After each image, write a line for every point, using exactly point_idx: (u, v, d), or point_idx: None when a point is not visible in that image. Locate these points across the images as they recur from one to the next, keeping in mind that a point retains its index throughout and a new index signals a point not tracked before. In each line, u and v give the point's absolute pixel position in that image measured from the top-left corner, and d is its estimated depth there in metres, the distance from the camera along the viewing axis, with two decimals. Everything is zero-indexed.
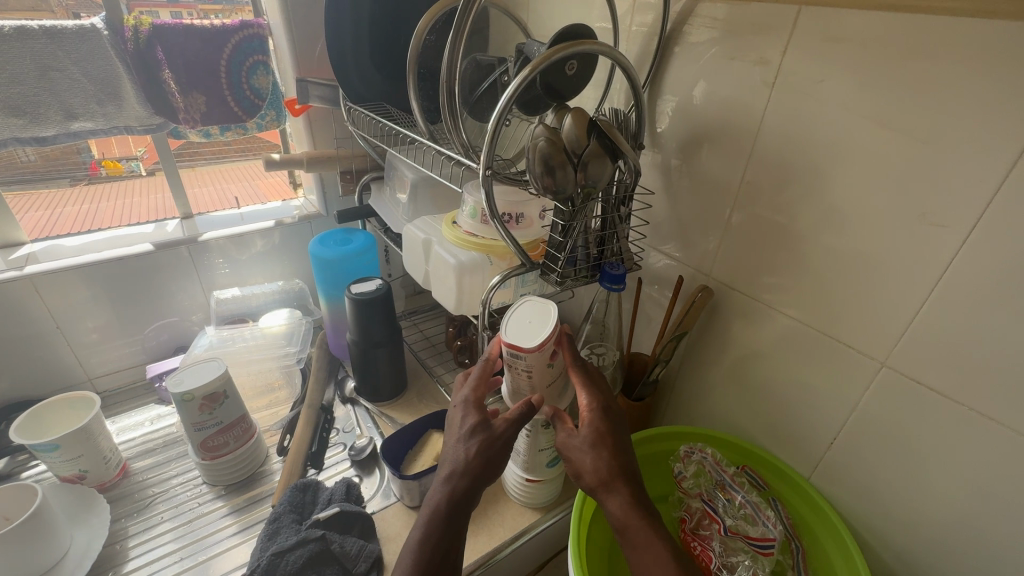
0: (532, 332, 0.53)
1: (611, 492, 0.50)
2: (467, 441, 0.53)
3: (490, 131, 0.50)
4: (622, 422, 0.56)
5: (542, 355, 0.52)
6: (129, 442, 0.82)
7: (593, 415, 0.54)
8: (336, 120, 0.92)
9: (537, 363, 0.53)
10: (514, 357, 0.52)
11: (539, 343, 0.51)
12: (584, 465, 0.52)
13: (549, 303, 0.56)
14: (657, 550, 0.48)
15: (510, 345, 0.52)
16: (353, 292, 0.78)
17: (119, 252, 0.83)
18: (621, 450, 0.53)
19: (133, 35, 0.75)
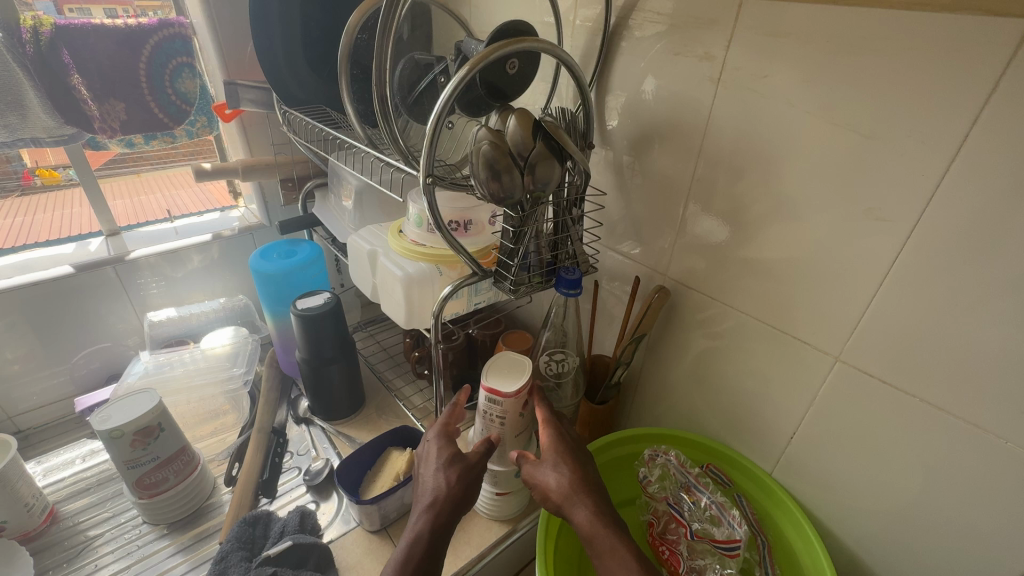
0: (509, 380, 0.59)
1: (576, 506, 0.50)
2: (445, 470, 0.54)
3: (429, 135, 0.47)
4: (583, 444, 0.57)
5: (519, 401, 0.58)
6: (57, 484, 0.75)
7: (553, 437, 0.55)
8: (273, 124, 0.86)
9: (511, 410, 0.58)
10: (492, 403, 0.58)
11: (516, 390, 0.58)
12: (548, 485, 0.52)
13: (524, 358, 0.63)
14: (626, 555, 0.46)
15: (489, 390, 0.58)
16: (299, 309, 0.74)
17: (34, 277, 0.75)
18: (584, 466, 0.53)
19: (33, 37, 0.67)
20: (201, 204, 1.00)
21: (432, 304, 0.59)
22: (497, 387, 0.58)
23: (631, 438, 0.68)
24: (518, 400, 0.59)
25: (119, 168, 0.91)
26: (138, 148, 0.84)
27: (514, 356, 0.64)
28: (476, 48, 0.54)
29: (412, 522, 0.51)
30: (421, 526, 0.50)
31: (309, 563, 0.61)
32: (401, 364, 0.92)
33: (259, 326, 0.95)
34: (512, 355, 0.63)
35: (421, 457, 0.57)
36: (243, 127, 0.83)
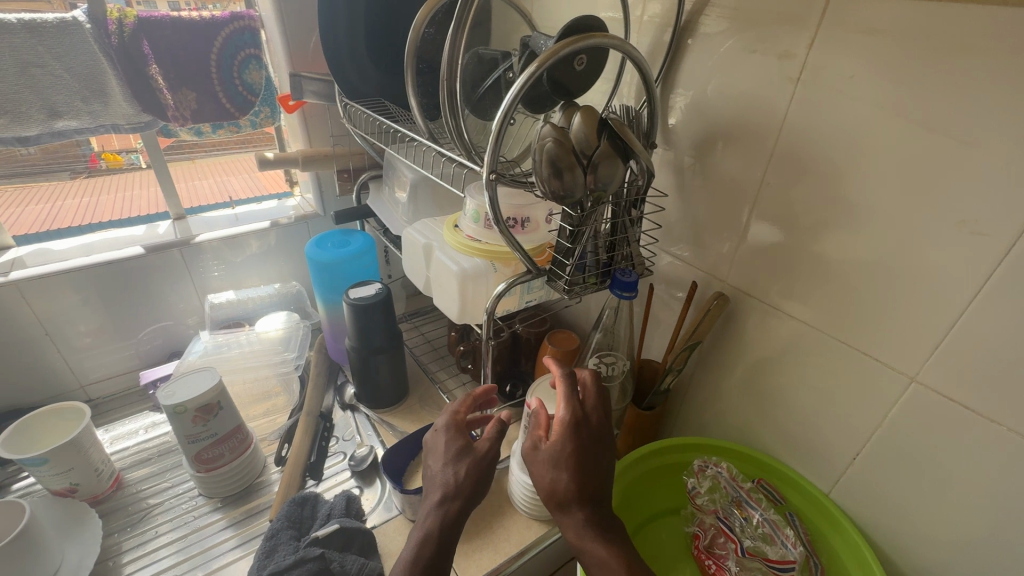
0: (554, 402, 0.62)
1: (571, 513, 0.50)
2: (456, 464, 0.54)
3: (495, 131, 0.46)
4: (598, 436, 0.54)
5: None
6: (123, 452, 0.79)
7: (565, 431, 0.52)
8: (333, 115, 0.88)
9: None
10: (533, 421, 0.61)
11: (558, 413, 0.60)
12: (550, 488, 0.51)
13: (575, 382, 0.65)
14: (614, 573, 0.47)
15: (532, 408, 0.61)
16: (351, 298, 0.76)
17: (108, 256, 0.80)
18: (591, 468, 0.51)
19: (117, 28, 0.71)
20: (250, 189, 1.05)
21: (486, 299, 0.59)
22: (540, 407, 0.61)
23: (666, 448, 0.67)
24: None
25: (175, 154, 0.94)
26: (206, 136, 0.87)
27: (565, 378, 0.66)
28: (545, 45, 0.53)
29: (423, 517, 0.52)
30: (431, 522, 0.51)
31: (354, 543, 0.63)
32: (445, 357, 0.93)
33: (310, 312, 0.97)
34: None
35: (433, 445, 0.57)
36: (305, 118, 0.85)
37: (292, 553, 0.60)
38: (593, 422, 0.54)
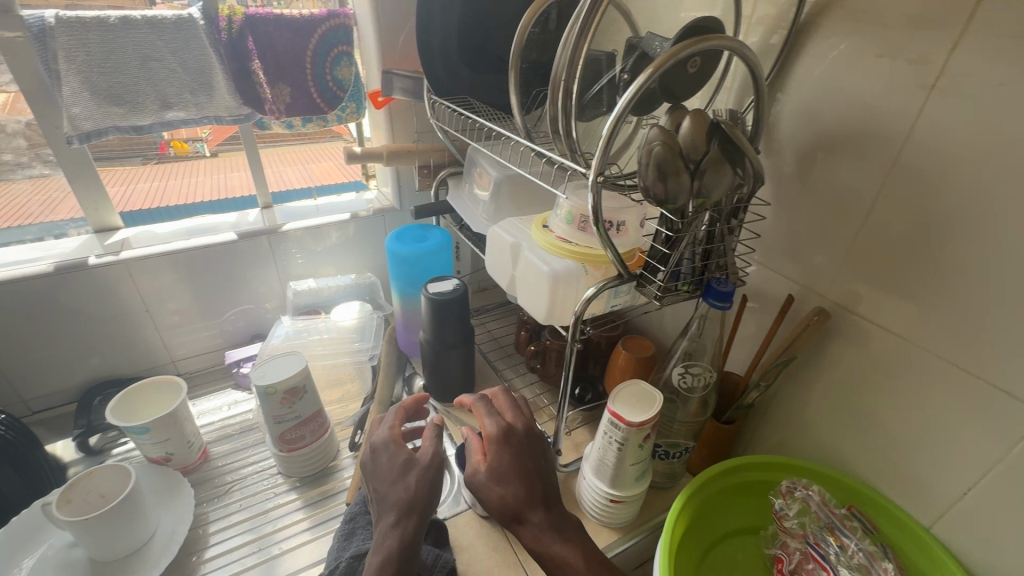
0: (636, 410, 0.61)
1: (530, 517, 0.54)
2: (406, 478, 0.57)
3: (606, 136, 0.46)
4: (531, 443, 0.59)
5: (641, 435, 0.60)
6: (211, 426, 0.84)
7: (500, 445, 0.57)
8: (417, 112, 0.89)
9: (631, 438, 0.60)
10: (614, 426, 0.60)
11: (641, 421, 0.59)
12: (505, 501, 0.54)
13: (657, 393, 0.62)
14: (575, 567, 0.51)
15: (614, 414, 0.60)
16: (431, 292, 0.77)
17: (204, 240, 0.84)
18: (531, 474, 0.56)
19: (227, 25, 0.75)
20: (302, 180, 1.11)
21: (574, 302, 0.58)
22: (622, 413, 0.60)
23: (746, 465, 0.64)
24: (641, 431, 0.60)
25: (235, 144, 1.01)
26: (295, 130, 0.91)
27: (648, 386, 0.64)
28: (657, 45, 0.54)
29: (382, 539, 0.53)
30: (391, 542, 0.52)
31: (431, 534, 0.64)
32: (512, 356, 0.94)
33: (382, 304, 1.00)
34: (644, 385, 0.64)
35: (373, 464, 0.59)
36: (391, 114, 0.86)
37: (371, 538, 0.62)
38: (521, 432, 0.59)
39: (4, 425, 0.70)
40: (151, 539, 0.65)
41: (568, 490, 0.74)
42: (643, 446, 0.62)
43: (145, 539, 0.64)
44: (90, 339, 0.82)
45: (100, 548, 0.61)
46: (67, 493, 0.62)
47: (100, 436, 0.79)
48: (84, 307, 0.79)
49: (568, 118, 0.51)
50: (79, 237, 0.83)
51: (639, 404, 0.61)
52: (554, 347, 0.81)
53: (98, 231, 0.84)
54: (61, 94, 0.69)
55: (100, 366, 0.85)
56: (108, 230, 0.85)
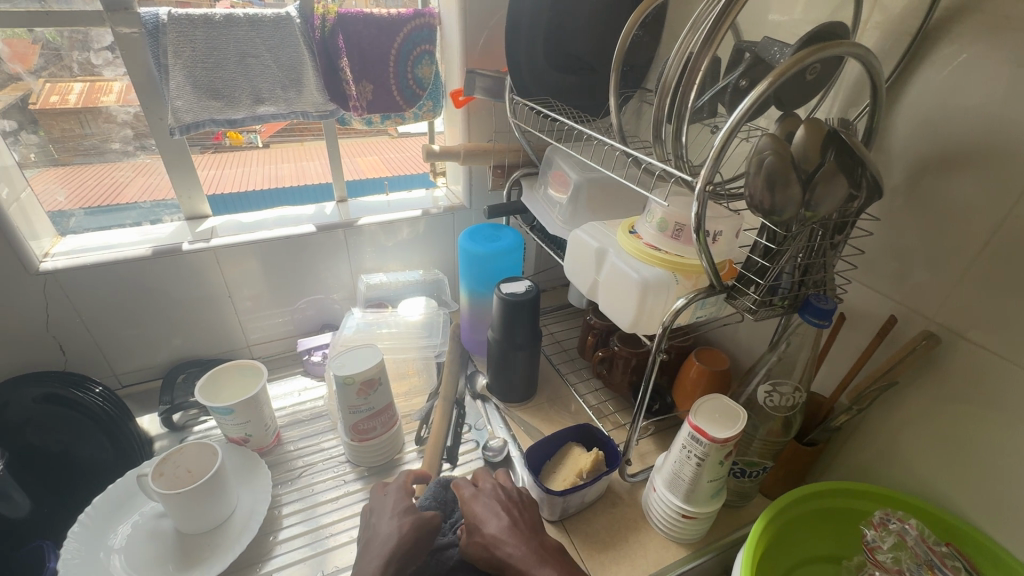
0: (719, 426, 0.59)
1: (506, 547, 0.57)
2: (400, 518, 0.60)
3: (717, 145, 0.45)
4: (512, 490, 0.64)
5: (723, 453, 0.58)
6: (285, 411, 0.87)
7: (481, 490, 0.63)
8: (495, 112, 0.89)
9: (712, 455, 0.58)
10: (694, 441, 0.59)
11: (724, 437, 0.57)
12: (483, 539, 0.58)
13: (741, 410, 0.60)
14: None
15: (695, 428, 0.58)
16: (504, 292, 0.77)
17: (285, 231, 0.87)
18: (510, 512, 0.60)
19: (321, 23, 0.77)
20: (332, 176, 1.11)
21: (663, 312, 0.57)
22: (704, 428, 0.58)
23: (828, 491, 0.61)
24: (724, 448, 0.58)
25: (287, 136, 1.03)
26: (374, 126, 0.92)
27: (730, 402, 0.62)
28: (774, 51, 0.52)
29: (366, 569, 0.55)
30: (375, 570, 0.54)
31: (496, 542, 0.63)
32: (576, 360, 0.93)
33: (447, 302, 1.01)
34: (726, 400, 0.62)
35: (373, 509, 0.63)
36: (469, 114, 0.87)
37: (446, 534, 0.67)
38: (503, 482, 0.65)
39: (103, 399, 0.77)
40: (231, 516, 0.68)
41: (634, 501, 0.72)
42: (723, 464, 0.60)
43: (226, 515, 0.67)
44: (176, 320, 0.87)
45: (187, 520, 0.64)
46: (160, 466, 0.65)
47: (183, 413, 0.84)
48: (173, 290, 0.83)
49: (681, 122, 0.50)
50: (171, 223, 0.88)
51: (722, 420, 0.60)
52: (623, 354, 0.80)
53: (189, 218, 0.89)
54: (168, 87, 0.73)
55: (182, 345, 0.90)
56: (198, 217, 0.89)
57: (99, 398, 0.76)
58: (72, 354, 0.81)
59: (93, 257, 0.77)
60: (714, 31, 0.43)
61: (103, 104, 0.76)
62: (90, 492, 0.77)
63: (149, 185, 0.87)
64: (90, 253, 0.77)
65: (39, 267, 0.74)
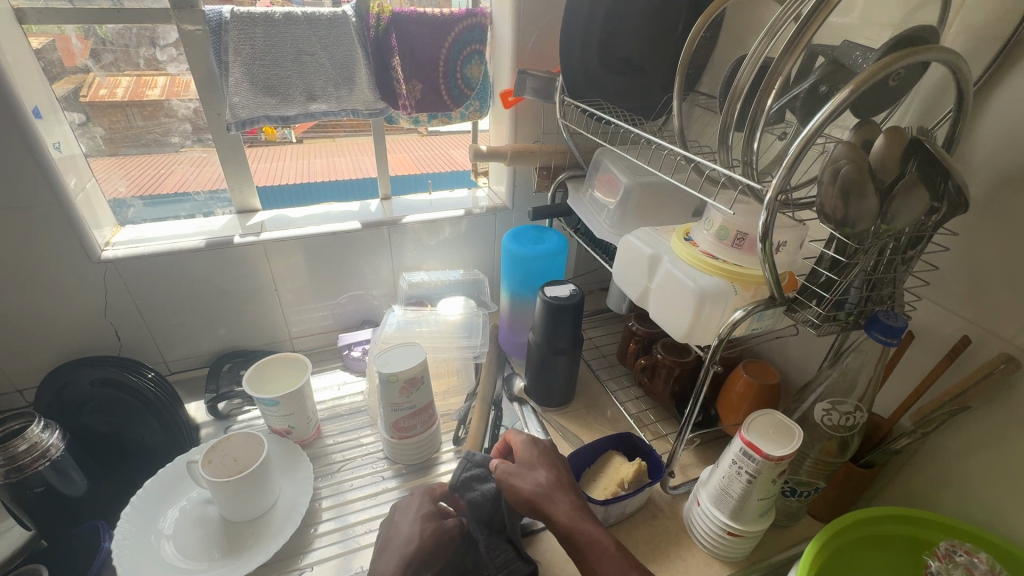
0: (773, 443, 0.57)
1: (552, 502, 0.57)
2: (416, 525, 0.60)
3: (792, 155, 0.43)
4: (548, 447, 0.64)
5: (776, 472, 0.56)
6: (326, 405, 0.88)
7: (525, 444, 0.64)
8: (543, 113, 0.89)
9: (765, 472, 0.56)
10: (746, 457, 0.57)
11: (779, 455, 0.55)
12: (527, 492, 0.58)
13: (796, 428, 0.58)
14: (590, 539, 0.54)
15: (748, 443, 0.56)
16: (548, 296, 0.76)
17: (332, 228, 0.89)
18: (557, 468, 0.61)
19: (376, 22, 0.77)
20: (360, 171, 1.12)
21: (719, 323, 0.55)
22: (757, 445, 0.56)
23: (890, 517, 0.59)
24: (778, 466, 0.55)
25: (320, 133, 1.06)
26: (420, 125, 0.92)
27: (785, 419, 0.59)
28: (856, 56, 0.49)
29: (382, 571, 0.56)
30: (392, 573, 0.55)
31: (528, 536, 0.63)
32: (615, 367, 0.92)
33: (486, 302, 1.01)
34: (780, 417, 0.60)
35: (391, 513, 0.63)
36: (517, 115, 0.87)
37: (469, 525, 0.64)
38: (538, 440, 0.65)
39: (154, 383, 0.78)
40: (274, 506, 0.69)
41: (675, 514, 0.70)
42: (775, 482, 0.58)
43: (269, 505, 0.68)
44: (224, 311, 0.89)
45: (232, 508, 0.66)
46: (210, 454, 0.67)
47: (228, 402, 0.86)
48: (223, 281, 0.85)
49: (753, 127, 0.48)
50: (223, 217, 0.90)
51: (775, 437, 0.58)
52: (667, 363, 0.78)
53: (240, 212, 0.91)
54: (227, 83, 0.75)
55: (227, 336, 0.92)
56: (248, 212, 0.91)
57: (151, 384, 0.78)
58: (126, 341, 0.84)
59: (150, 248, 0.79)
60: (795, 42, 0.41)
61: (148, 97, 0.77)
62: (136, 472, 0.79)
63: (184, 179, 0.88)
64: (148, 244, 0.80)
65: (101, 256, 0.76)
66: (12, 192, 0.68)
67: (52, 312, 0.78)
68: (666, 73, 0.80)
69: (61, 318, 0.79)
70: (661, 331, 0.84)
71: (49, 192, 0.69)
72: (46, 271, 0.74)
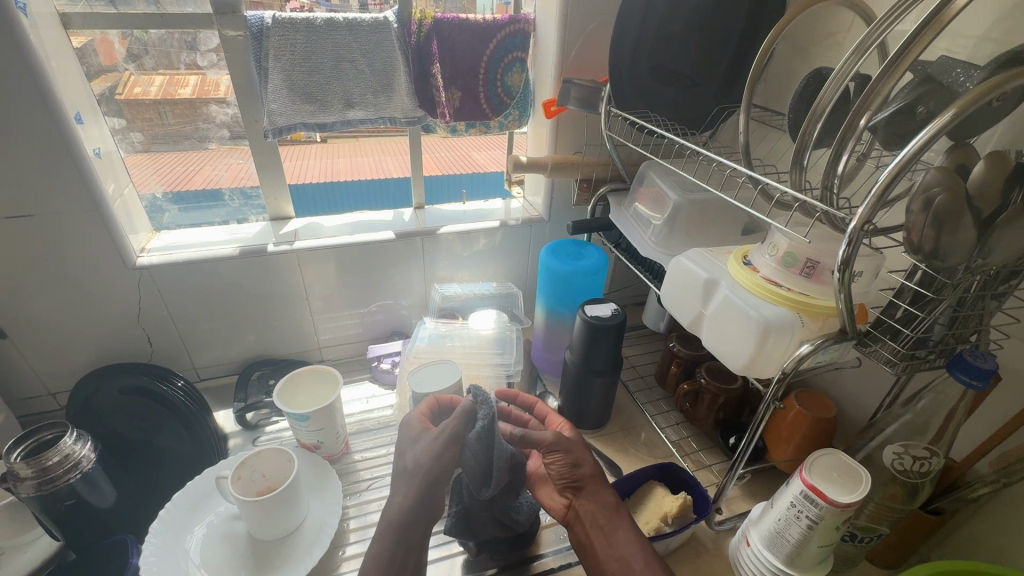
0: (838, 487, 0.53)
1: (594, 488, 0.61)
2: (416, 446, 0.60)
3: (884, 180, 0.39)
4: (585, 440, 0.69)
5: (840, 519, 0.52)
6: (355, 418, 0.87)
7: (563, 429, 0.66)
8: (586, 124, 0.86)
9: (829, 519, 0.52)
10: (808, 501, 0.52)
11: (846, 502, 0.51)
12: (581, 469, 0.62)
13: (863, 470, 0.54)
14: (630, 528, 0.58)
15: (811, 487, 0.52)
16: (588, 315, 0.73)
17: (365, 238, 0.87)
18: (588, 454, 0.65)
19: (417, 28, 0.76)
20: (376, 170, 1.01)
21: (783, 357, 0.51)
22: (821, 489, 0.52)
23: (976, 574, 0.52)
24: (844, 514, 0.51)
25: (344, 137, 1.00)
26: (457, 134, 0.89)
27: (851, 461, 0.55)
28: (955, 76, 0.46)
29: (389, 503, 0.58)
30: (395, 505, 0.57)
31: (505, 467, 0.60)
32: (653, 390, 0.88)
33: (520, 318, 0.98)
34: (845, 458, 0.55)
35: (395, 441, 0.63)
36: (558, 124, 0.84)
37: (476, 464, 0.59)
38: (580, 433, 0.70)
39: (184, 392, 0.77)
40: (300, 525, 0.67)
41: (720, 552, 0.66)
42: (838, 530, 0.53)
43: (296, 525, 0.66)
44: (254, 318, 0.87)
45: (260, 527, 0.64)
46: (239, 469, 0.65)
47: (256, 412, 0.84)
48: (255, 288, 0.84)
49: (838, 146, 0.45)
50: (257, 224, 0.89)
51: (841, 480, 0.53)
52: (711, 389, 0.74)
53: (274, 219, 0.90)
54: (266, 89, 0.73)
55: (255, 343, 0.90)
56: (282, 219, 0.90)
57: (180, 392, 0.76)
58: (157, 347, 0.84)
59: (184, 255, 0.78)
60: (895, 63, 0.38)
61: (179, 96, 0.76)
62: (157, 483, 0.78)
63: (211, 177, 0.85)
64: (183, 251, 0.79)
65: (136, 262, 0.76)
66: (51, 197, 0.68)
67: (86, 316, 0.77)
68: (719, 84, 0.76)
69: (95, 323, 0.78)
70: (705, 355, 0.80)
71: (88, 197, 0.69)
72: (82, 276, 0.74)
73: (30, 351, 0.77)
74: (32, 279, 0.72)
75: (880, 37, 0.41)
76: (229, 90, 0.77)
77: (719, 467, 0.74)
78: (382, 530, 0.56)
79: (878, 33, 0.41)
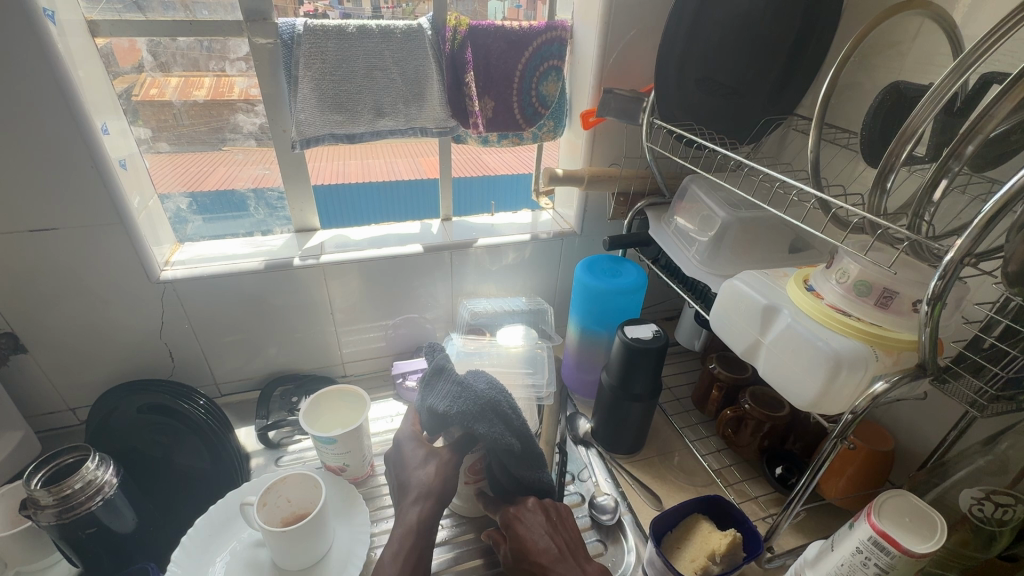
0: (909, 534, 0.47)
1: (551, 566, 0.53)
2: (424, 467, 0.61)
3: (989, 213, 0.35)
4: (566, 514, 0.60)
5: (915, 568, 0.46)
6: (382, 437, 0.84)
7: (518, 524, 0.57)
8: (624, 137, 0.83)
9: (902, 570, 0.47)
10: (877, 548, 0.47)
11: (923, 552, 0.45)
12: (531, 554, 0.54)
13: (938, 514, 0.48)
14: None
15: (883, 534, 0.47)
16: (628, 336, 0.69)
17: (392, 251, 0.84)
18: (544, 538, 0.55)
19: (452, 35, 0.73)
20: (388, 174, 0.90)
21: (853, 394, 0.47)
22: (894, 537, 0.47)
23: None
24: (920, 564, 0.46)
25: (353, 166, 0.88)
26: (488, 145, 0.85)
27: (928, 511, 0.49)
28: None
29: (405, 513, 0.58)
30: (412, 516, 0.57)
31: (455, 403, 0.62)
32: (690, 413, 0.85)
33: (550, 334, 0.94)
34: (917, 500, 0.50)
35: (399, 460, 0.64)
36: (594, 136, 0.81)
37: (430, 408, 0.64)
38: (558, 504, 0.61)
39: (205, 410, 0.74)
40: (325, 555, 0.63)
41: None
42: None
43: (321, 555, 0.63)
44: (275, 330, 0.84)
45: (286, 557, 0.61)
46: (265, 496, 0.61)
47: (278, 430, 0.82)
48: (279, 300, 0.81)
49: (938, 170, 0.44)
50: (282, 235, 0.87)
51: (914, 527, 0.48)
52: (755, 415, 0.70)
53: (299, 230, 0.88)
54: (295, 99, 0.71)
55: (276, 357, 0.87)
56: (307, 231, 0.88)
57: (202, 410, 0.74)
58: (179, 363, 0.81)
59: (209, 269, 0.76)
60: (1013, 87, 0.37)
61: (195, 97, 0.72)
62: (175, 504, 0.74)
63: (228, 174, 0.80)
64: (206, 264, 0.77)
65: (159, 276, 0.73)
66: (72, 207, 0.65)
67: (104, 328, 0.75)
68: (767, 97, 0.72)
69: (115, 338, 0.76)
70: (747, 377, 0.77)
71: (112, 208, 0.67)
72: (103, 289, 0.72)
73: (48, 362, 0.75)
74: (51, 290, 0.70)
75: (982, 59, 0.41)
76: (241, 94, 0.73)
77: (766, 499, 0.70)
78: (399, 535, 0.56)
79: (979, 53, 0.41)
